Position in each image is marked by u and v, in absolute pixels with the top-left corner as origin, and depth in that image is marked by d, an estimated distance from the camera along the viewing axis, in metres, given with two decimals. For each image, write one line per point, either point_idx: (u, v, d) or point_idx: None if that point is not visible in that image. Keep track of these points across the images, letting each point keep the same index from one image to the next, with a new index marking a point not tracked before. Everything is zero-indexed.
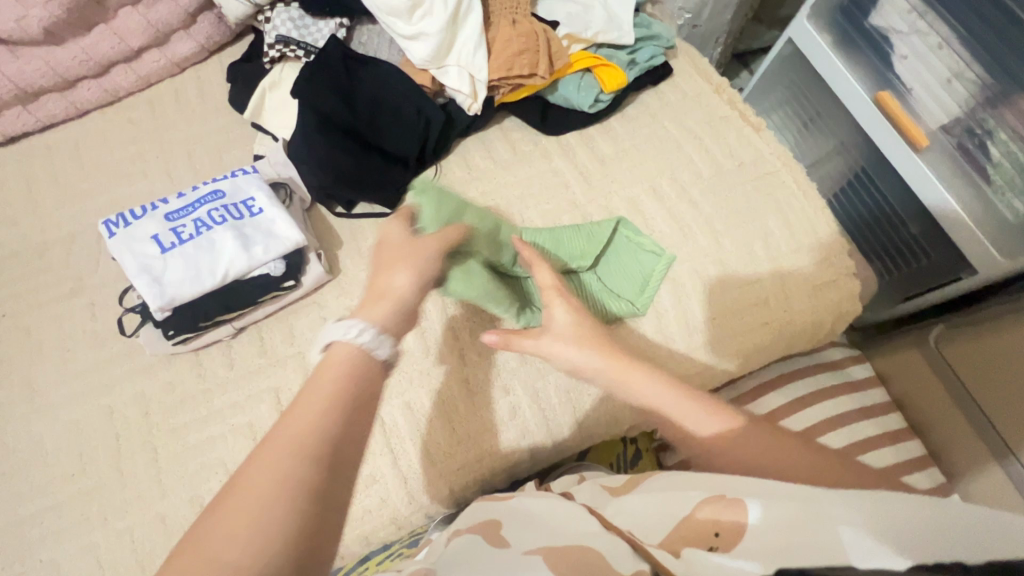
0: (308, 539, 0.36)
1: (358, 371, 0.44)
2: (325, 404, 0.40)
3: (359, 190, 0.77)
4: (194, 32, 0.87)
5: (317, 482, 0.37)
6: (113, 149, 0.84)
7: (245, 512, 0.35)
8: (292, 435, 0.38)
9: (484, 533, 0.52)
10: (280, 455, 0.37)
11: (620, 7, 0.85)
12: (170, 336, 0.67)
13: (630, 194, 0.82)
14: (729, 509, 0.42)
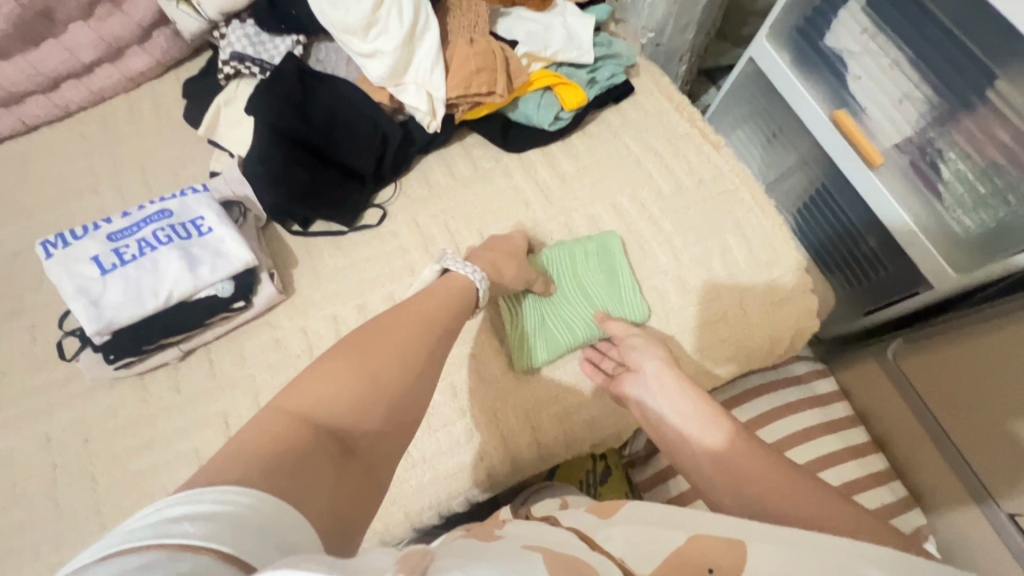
0: (414, 391, 0.51)
1: (463, 293, 0.64)
2: (443, 305, 0.61)
3: (317, 207, 0.76)
4: (150, 47, 0.85)
5: (430, 351, 0.54)
6: (62, 165, 0.82)
7: (394, 339, 0.53)
8: (419, 312, 0.57)
9: (476, 535, 0.48)
10: (410, 325, 0.55)
11: (580, 26, 0.86)
12: (110, 360, 0.65)
13: (591, 211, 0.82)
14: (722, 545, 0.41)
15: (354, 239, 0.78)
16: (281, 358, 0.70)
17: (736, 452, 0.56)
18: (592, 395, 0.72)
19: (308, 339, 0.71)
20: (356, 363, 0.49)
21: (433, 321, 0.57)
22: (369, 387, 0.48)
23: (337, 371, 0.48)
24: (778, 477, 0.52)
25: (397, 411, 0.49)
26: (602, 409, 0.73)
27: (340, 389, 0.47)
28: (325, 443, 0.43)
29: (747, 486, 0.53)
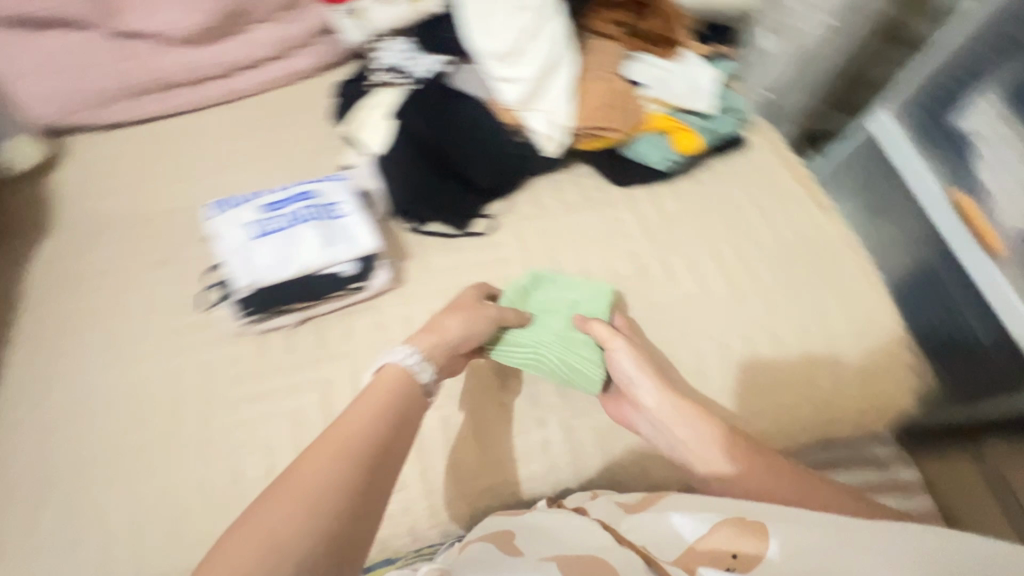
0: (359, 510, 0.44)
1: (406, 384, 0.55)
2: (369, 413, 0.50)
3: (434, 210, 0.83)
4: (314, 51, 0.97)
5: (371, 458, 0.47)
6: (223, 142, 0.93)
7: (303, 494, 0.42)
8: (344, 419, 0.49)
9: (496, 542, 0.59)
10: (343, 435, 0.47)
11: (704, 77, 0.89)
12: (246, 312, 0.73)
13: (689, 253, 0.84)
14: (749, 539, 0.49)
15: (463, 243, 0.84)
16: (382, 340, 0.76)
17: (753, 462, 0.61)
18: None
19: (409, 327, 0.77)
20: (265, 525, 0.40)
21: (352, 446, 0.47)
22: (279, 552, 0.39)
23: (242, 541, 0.40)
24: (792, 486, 0.59)
25: (324, 554, 0.40)
26: None
27: (241, 567, 0.38)
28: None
29: (767, 489, 0.59)
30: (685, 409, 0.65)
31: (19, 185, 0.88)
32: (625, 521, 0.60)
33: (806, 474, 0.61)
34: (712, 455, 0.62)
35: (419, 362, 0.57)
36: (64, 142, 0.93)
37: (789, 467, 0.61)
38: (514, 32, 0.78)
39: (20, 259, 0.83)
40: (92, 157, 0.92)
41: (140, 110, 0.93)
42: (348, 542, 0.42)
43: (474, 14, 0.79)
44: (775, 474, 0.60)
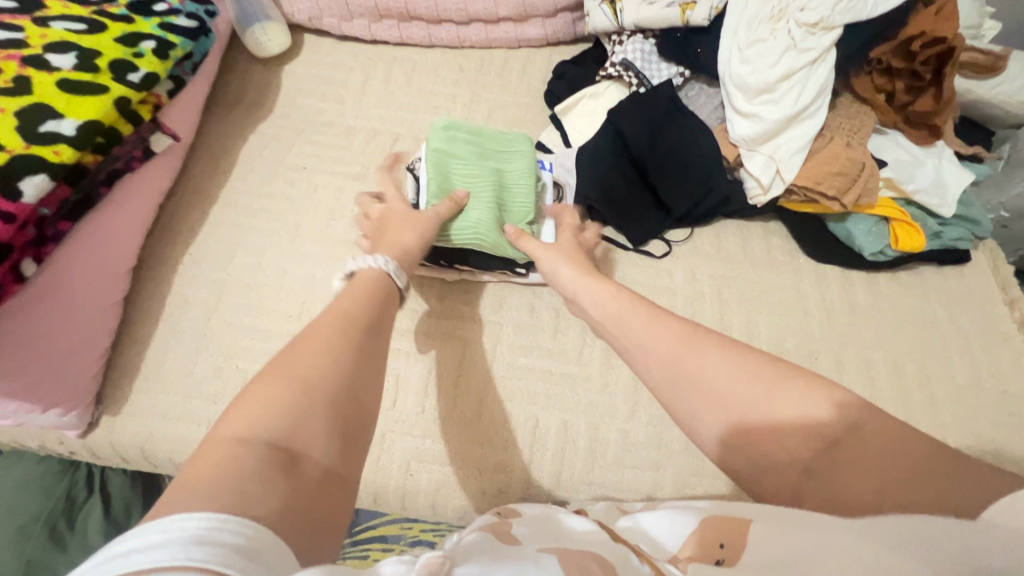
0: (356, 378, 0.48)
1: (380, 281, 0.61)
2: (365, 296, 0.57)
3: (618, 216, 0.81)
4: (548, 23, 0.97)
5: (366, 339, 0.52)
6: (437, 84, 0.97)
7: (322, 341, 0.49)
8: (332, 313, 0.53)
9: (493, 529, 0.51)
10: (341, 322, 0.52)
11: (952, 176, 0.80)
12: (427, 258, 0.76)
13: (867, 354, 0.76)
14: (741, 529, 0.43)
15: (633, 258, 0.81)
16: (528, 323, 0.77)
17: (786, 416, 0.45)
18: None
19: (557, 320, 0.77)
20: (290, 373, 0.45)
21: (354, 315, 0.54)
22: (307, 396, 0.44)
23: (274, 381, 0.44)
24: (809, 440, 0.44)
25: (344, 411, 0.45)
26: None
27: (275, 399, 0.42)
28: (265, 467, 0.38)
29: (809, 467, 0.44)
30: (664, 359, 0.53)
31: (257, 67, 0.97)
32: (624, 521, 0.54)
33: (852, 445, 0.43)
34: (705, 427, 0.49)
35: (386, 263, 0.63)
36: (302, 39, 1.00)
37: (828, 433, 0.43)
38: (777, 71, 0.74)
39: (237, 131, 0.90)
40: (322, 61, 0.98)
41: (377, 32, 0.98)
42: (353, 400, 0.46)
43: (745, 44, 0.77)
44: (821, 448, 0.43)
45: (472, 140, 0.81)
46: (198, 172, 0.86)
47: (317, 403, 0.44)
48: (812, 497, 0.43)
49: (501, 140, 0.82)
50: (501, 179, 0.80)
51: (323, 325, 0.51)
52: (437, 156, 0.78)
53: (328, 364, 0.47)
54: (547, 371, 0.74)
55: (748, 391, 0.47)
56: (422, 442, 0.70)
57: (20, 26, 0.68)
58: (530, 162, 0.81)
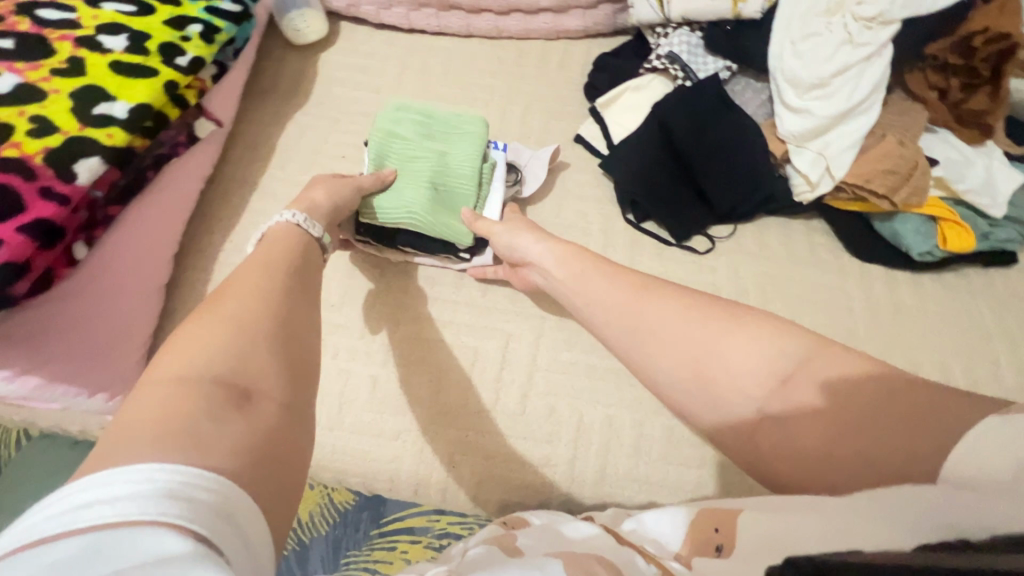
0: (294, 318, 0.48)
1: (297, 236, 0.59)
2: (285, 249, 0.55)
3: (661, 210, 0.80)
4: (589, 14, 0.95)
5: (297, 286, 0.51)
6: (475, 75, 0.96)
7: (250, 287, 0.48)
8: (257, 264, 0.52)
9: (499, 544, 0.54)
10: (268, 271, 0.51)
11: (1003, 176, 0.78)
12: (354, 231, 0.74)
13: (914, 355, 0.75)
14: (728, 517, 0.47)
15: (676, 254, 0.80)
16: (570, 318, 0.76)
17: (743, 357, 0.46)
18: None
19: None
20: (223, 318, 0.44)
21: (276, 263, 0.52)
22: (250, 337, 0.43)
23: (207, 322, 0.43)
24: (759, 385, 0.45)
25: (289, 351, 0.45)
26: None
27: (211, 340, 0.42)
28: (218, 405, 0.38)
29: (763, 404, 0.45)
30: (620, 317, 0.55)
31: (294, 54, 0.96)
32: (627, 524, 0.55)
33: (804, 386, 0.43)
34: (661, 368, 0.50)
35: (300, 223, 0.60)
36: (339, 26, 0.99)
37: (782, 370, 0.45)
38: (832, 66, 0.73)
39: (275, 118, 0.89)
40: (359, 49, 0.97)
41: (415, 20, 0.97)
42: (294, 338, 0.46)
43: (799, 36, 0.76)
44: (789, 397, 0.43)
45: (420, 120, 0.77)
46: (236, 158, 0.85)
47: (255, 340, 0.43)
48: (772, 440, 0.44)
49: (452, 123, 0.78)
50: (445, 161, 0.76)
51: (251, 271, 0.50)
52: (382, 134, 0.76)
53: (259, 306, 0.46)
54: (590, 366, 0.73)
55: (707, 334, 0.49)
56: (464, 435, 0.70)
57: (72, 6, 0.68)
58: (479, 144, 0.77)
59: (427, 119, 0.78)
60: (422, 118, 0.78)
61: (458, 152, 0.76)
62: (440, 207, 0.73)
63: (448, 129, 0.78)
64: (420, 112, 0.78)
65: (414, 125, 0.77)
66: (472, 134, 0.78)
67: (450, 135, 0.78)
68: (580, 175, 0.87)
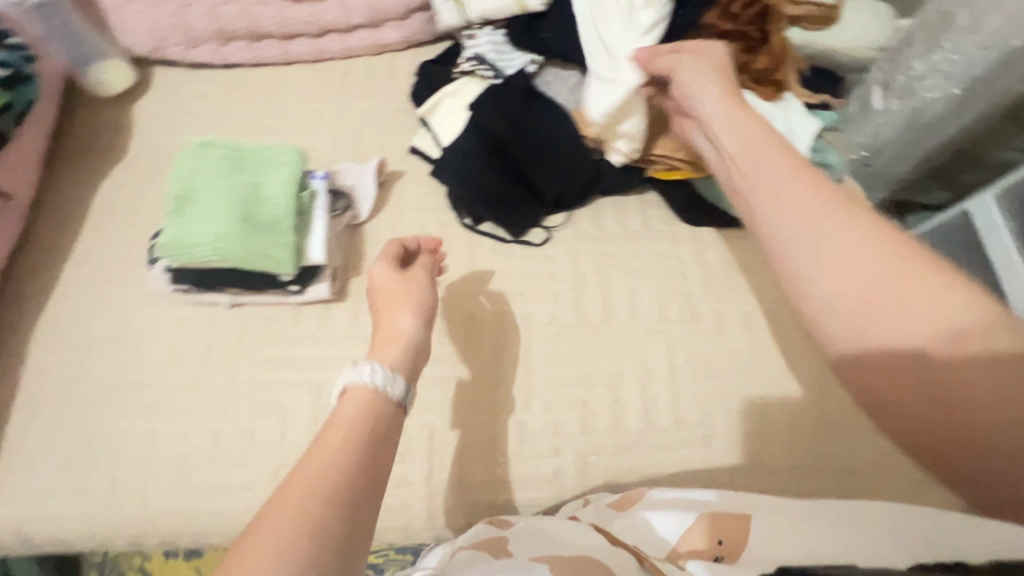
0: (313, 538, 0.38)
1: (370, 410, 0.49)
2: (346, 445, 0.44)
3: (492, 210, 0.81)
4: (405, 25, 0.95)
5: (363, 485, 0.43)
6: (301, 101, 0.94)
7: (299, 493, 0.40)
8: (318, 477, 0.41)
9: (489, 550, 0.58)
10: (346, 460, 0.43)
11: (801, 127, 0.83)
12: (172, 283, 0.73)
13: (746, 307, 0.79)
14: (733, 527, 0.58)
15: (514, 250, 0.81)
16: None
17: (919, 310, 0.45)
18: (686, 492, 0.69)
19: (442, 325, 0.76)
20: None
21: (345, 467, 0.42)
22: None
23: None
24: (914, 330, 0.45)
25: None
26: None
27: None
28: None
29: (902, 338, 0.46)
30: (799, 213, 0.51)
31: (105, 108, 0.91)
32: (617, 523, 0.62)
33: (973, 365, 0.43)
34: (821, 290, 0.49)
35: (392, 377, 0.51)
36: (151, 71, 0.95)
37: (956, 326, 0.44)
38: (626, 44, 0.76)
39: (89, 179, 0.85)
40: (175, 92, 0.93)
41: (229, 55, 0.94)
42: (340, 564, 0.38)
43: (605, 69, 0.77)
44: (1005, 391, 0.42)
45: (221, 153, 0.71)
46: (49, 229, 0.81)
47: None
48: (901, 388, 0.46)
49: (260, 153, 0.72)
50: (255, 195, 0.69)
51: (315, 472, 0.42)
52: (176, 178, 0.68)
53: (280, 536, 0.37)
54: (438, 377, 0.73)
55: (876, 272, 0.47)
56: None
57: None
58: (293, 173, 0.71)
59: (231, 152, 0.71)
60: (223, 151, 0.71)
61: (269, 179, 0.70)
62: (255, 238, 0.67)
63: (258, 157, 0.72)
64: (222, 146, 0.71)
65: (214, 160, 0.70)
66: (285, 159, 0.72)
67: (262, 163, 0.72)
68: (416, 186, 0.86)
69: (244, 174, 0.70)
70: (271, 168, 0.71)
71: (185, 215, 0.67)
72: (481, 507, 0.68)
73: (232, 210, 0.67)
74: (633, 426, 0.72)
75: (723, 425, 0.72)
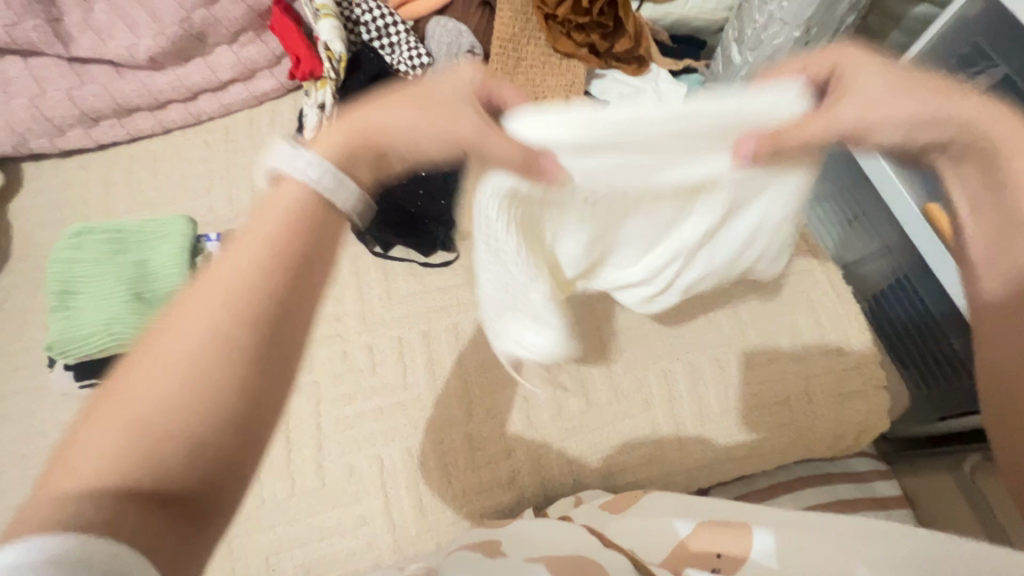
0: (254, 333, 0.36)
1: (303, 217, 0.41)
2: (271, 248, 0.39)
3: (398, 234, 0.81)
4: (278, 72, 0.95)
5: (269, 337, 0.36)
6: (185, 166, 0.91)
7: (235, 279, 0.37)
8: (241, 280, 0.37)
9: (479, 547, 0.56)
10: (233, 307, 0.36)
11: (671, 94, 0.88)
12: (76, 381, 0.69)
13: None
14: (729, 538, 0.47)
15: (429, 268, 0.82)
16: (344, 371, 0.75)
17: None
18: (638, 461, 0.72)
19: (373, 356, 0.76)
20: (148, 376, 0.33)
21: (269, 287, 0.37)
22: (199, 414, 0.33)
23: (163, 357, 0.34)
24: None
25: (237, 408, 0.34)
26: (647, 476, 0.72)
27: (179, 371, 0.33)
28: (137, 536, 0.29)
29: None
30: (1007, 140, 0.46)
31: None
32: (610, 525, 0.59)
33: None
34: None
35: (343, 183, 0.43)
36: (20, 170, 0.91)
37: None
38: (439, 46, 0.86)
39: None
40: (48, 186, 0.89)
41: (100, 136, 0.90)
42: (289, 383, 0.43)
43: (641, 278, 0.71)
44: None
45: (109, 238, 0.72)
46: None
47: (201, 363, 0.34)
48: None
49: (150, 229, 0.73)
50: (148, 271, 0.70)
51: (241, 264, 0.38)
52: (59, 270, 0.69)
53: (221, 328, 0.35)
54: (378, 410, 0.73)
55: None
56: (273, 532, 0.67)
57: None
58: (181, 241, 0.71)
59: (120, 234, 0.72)
60: (112, 236, 0.72)
61: (161, 252, 0.71)
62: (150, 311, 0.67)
63: (148, 234, 0.73)
64: (112, 230, 0.73)
65: (104, 246, 0.71)
66: (174, 228, 0.73)
67: (152, 239, 0.73)
68: None
69: (138, 254, 0.72)
70: (161, 241, 0.72)
71: (78, 306, 0.67)
72: (446, 526, 0.68)
73: (126, 290, 0.68)
74: (575, 410, 0.73)
75: (659, 387, 0.75)
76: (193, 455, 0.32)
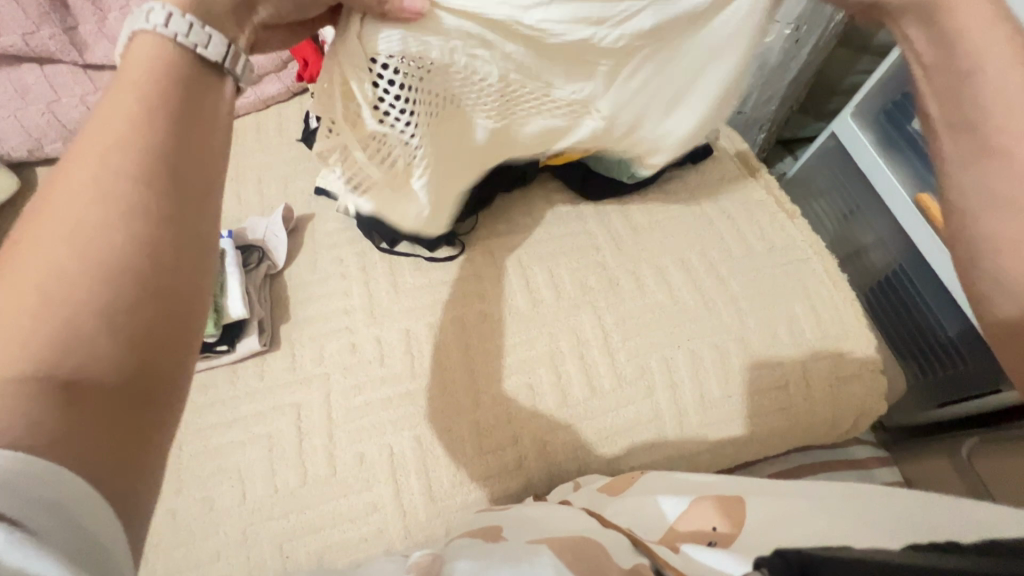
0: (151, 189, 0.32)
1: (165, 62, 0.36)
2: (142, 98, 0.34)
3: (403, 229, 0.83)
4: (283, 76, 0.97)
5: (170, 207, 0.33)
6: None
7: (111, 137, 0.33)
8: (120, 138, 0.33)
9: (481, 535, 0.57)
10: (121, 167, 0.32)
11: None
12: None
13: (660, 263, 0.85)
14: (717, 516, 0.55)
15: (434, 262, 0.84)
16: (353, 362, 0.76)
17: None
18: (641, 446, 0.73)
19: (381, 348, 0.78)
20: (36, 254, 0.30)
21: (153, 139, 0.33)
22: (110, 277, 0.30)
23: (47, 231, 0.31)
24: None
25: (142, 283, 0.31)
26: (650, 461, 0.74)
27: (73, 240, 0.30)
28: (73, 423, 0.27)
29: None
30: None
31: None
32: (609, 507, 0.61)
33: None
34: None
35: (200, 29, 0.38)
36: (34, 174, 0.94)
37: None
38: None
39: None
40: None
41: None
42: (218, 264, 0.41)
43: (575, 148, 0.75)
44: None
45: None
46: None
47: (93, 225, 0.31)
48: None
49: None
50: None
51: (111, 121, 0.33)
52: None
53: (112, 187, 0.32)
54: (386, 399, 0.74)
55: None
56: (286, 520, 0.68)
57: None
58: None
59: None
60: None
61: None
62: None
63: None
64: None
65: None
66: None
67: None
68: (327, 224, 0.88)
69: None
70: None
71: None
72: (455, 511, 0.69)
73: None
74: (579, 397, 0.75)
75: (661, 374, 0.77)
76: (117, 324, 0.30)
